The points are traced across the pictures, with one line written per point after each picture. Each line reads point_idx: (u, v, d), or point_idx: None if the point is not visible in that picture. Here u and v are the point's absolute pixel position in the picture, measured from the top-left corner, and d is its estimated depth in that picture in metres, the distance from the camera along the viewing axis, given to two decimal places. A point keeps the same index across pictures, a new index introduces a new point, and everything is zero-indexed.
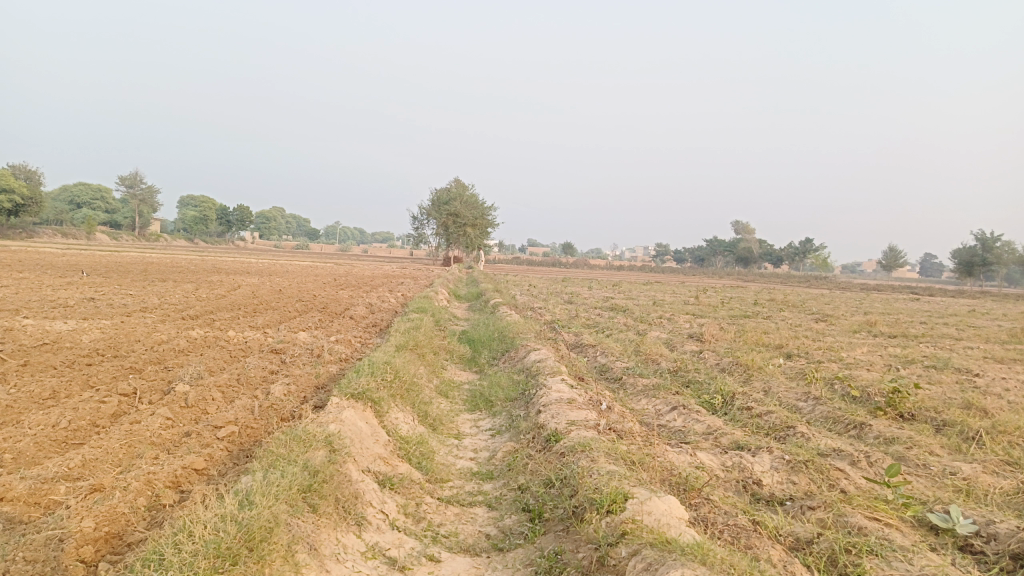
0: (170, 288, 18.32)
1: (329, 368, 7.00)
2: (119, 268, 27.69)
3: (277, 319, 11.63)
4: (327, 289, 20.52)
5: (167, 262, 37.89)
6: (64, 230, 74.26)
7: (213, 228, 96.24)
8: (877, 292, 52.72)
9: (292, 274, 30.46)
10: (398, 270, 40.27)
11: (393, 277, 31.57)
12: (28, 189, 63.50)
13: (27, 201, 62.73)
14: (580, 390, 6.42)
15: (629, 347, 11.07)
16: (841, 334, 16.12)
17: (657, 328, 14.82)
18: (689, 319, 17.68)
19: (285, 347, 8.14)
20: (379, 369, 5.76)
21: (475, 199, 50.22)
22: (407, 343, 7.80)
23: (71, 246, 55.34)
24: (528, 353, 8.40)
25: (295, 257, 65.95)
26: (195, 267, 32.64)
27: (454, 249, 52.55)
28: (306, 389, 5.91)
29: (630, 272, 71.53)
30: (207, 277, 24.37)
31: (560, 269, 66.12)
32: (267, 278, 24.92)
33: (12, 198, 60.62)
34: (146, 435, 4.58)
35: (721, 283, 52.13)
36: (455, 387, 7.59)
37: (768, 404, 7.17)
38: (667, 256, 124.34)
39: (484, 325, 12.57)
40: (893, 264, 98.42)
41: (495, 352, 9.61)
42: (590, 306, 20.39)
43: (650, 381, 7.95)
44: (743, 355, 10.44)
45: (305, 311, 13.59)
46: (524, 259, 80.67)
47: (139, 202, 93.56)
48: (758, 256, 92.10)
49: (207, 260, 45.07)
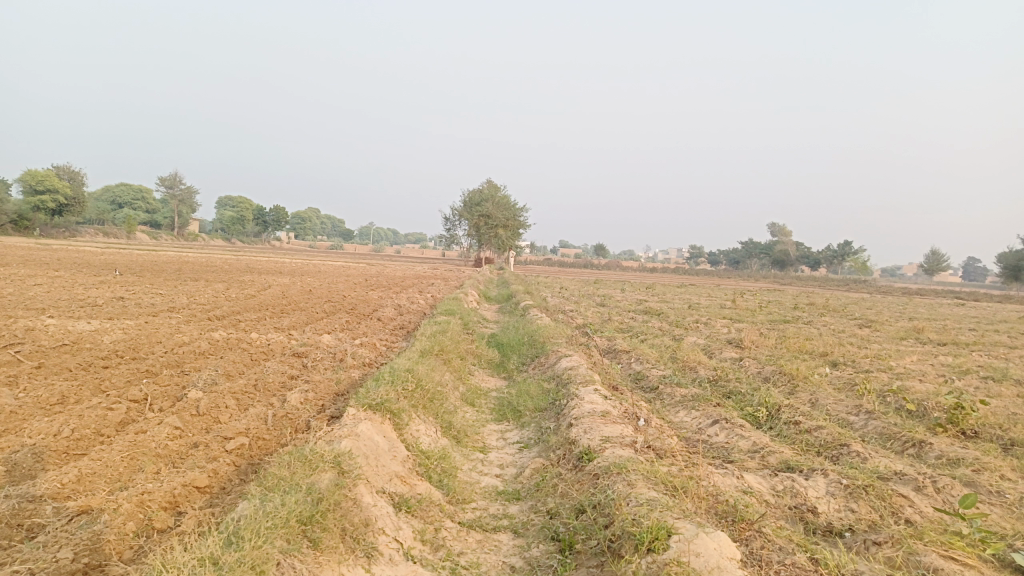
0: (201, 287, 18.28)
1: (351, 374, 6.69)
2: (155, 268, 27.95)
3: (303, 321, 11.41)
4: (356, 290, 20.35)
5: (202, 261, 38.24)
6: (105, 230, 75.78)
7: (249, 228, 97.54)
8: (919, 297, 51.17)
9: (323, 274, 30.48)
10: (430, 271, 40.05)
11: (424, 278, 31.39)
12: (71, 189, 64.84)
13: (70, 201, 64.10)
14: (614, 402, 6.02)
15: (664, 353, 10.63)
16: (887, 340, 15.42)
17: (693, 333, 14.32)
18: (726, 324, 17.12)
19: (307, 351, 7.86)
20: (400, 377, 5.42)
21: (507, 200, 49.91)
22: (431, 348, 7.47)
23: (110, 246, 56.24)
24: (559, 359, 8.02)
25: (329, 256, 66.44)
26: (228, 267, 32.80)
27: (485, 250, 52.32)
28: (324, 396, 5.60)
29: (663, 274, 70.66)
30: (239, 277, 24.40)
31: (592, 271, 65.57)
32: (298, 279, 24.88)
33: (55, 198, 61.95)
34: (151, 446, 4.29)
35: (757, 286, 51.08)
36: (482, 395, 7.24)
37: (817, 419, 6.68)
38: (700, 259, 122.77)
39: (514, 328, 12.21)
40: (935, 268, 95.79)
41: (525, 357, 9.25)
42: (623, 309, 19.91)
43: (688, 391, 7.51)
44: (786, 363, 9.92)
45: (332, 312, 13.37)
46: (556, 260, 80.14)
47: (177, 202, 95.15)
48: (795, 259, 90.36)
49: (241, 259, 45.49)
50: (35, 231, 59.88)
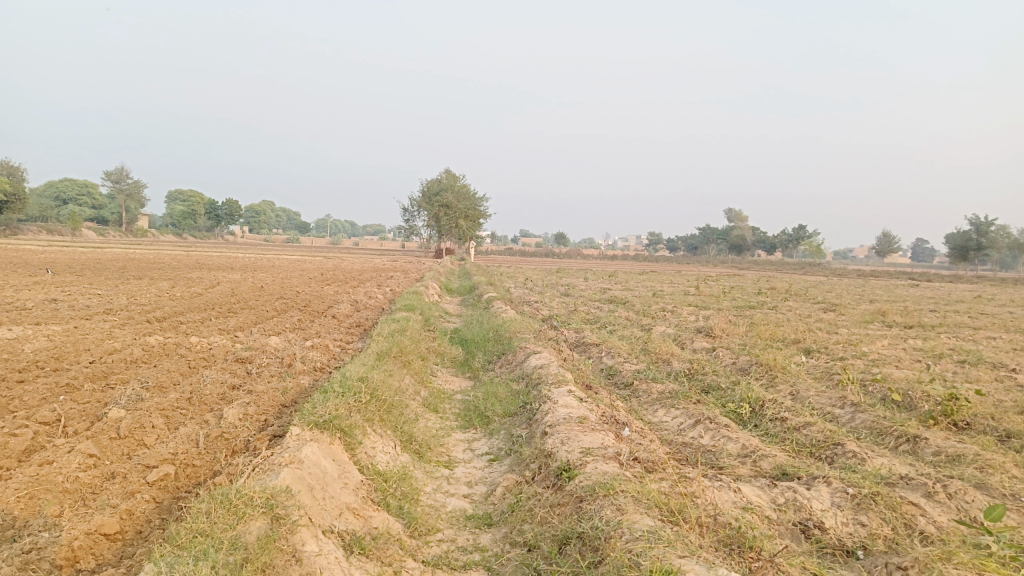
0: (145, 286, 17.28)
1: (299, 382, 6.06)
2: (98, 266, 26.61)
3: (252, 320, 10.68)
4: (312, 285, 19.52)
5: (151, 258, 36.74)
6: (49, 228, 72.76)
7: (202, 222, 94.90)
8: (874, 279, 52.07)
9: (278, 269, 29.47)
10: (389, 264, 39.06)
11: (382, 270, 30.58)
12: (10, 186, 61.94)
13: (9, 198, 61.26)
14: (591, 405, 5.52)
15: (635, 345, 10.19)
16: (854, 324, 15.29)
17: (661, 322, 13.95)
18: (693, 312, 16.83)
19: (252, 356, 7.19)
20: (353, 388, 4.83)
21: (466, 190, 49.16)
22: (389, 349, 6.87)
23: (54, 244, 53.94)
24: (528, 357, 7.50)
25: (284, 250, 64.78)
26: (177, 264, 31.53)
27: (446, 241, 51.59)
28: (268, 410, 4.98)
29: (623, 262, 70.86)
30: (187, 274, 23.28)
31: (553, 260, 65.36)
32: (251, 275, 23.90)
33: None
34: (57, 480, 3.63)
35: (716, 272, 51.31)
36: (445, 398, 6.68)
37: (803, 413, 6.29)
38: (659, 245, 123.78)
39: (478, 323, 11.64)
40: (886, 249, 98.02)
41: (490, 355, 8.70)
42: (588, 299, 19.50)
43: (666, 388, 7.05)
44: (761, 352, 9.55)
45: (284, 310, 12.61)
46: (517, 250, 79.63)
47: (125, 197, 91.97)
48: (752, 244, 91.49)
49: (192, 255, 43.94)
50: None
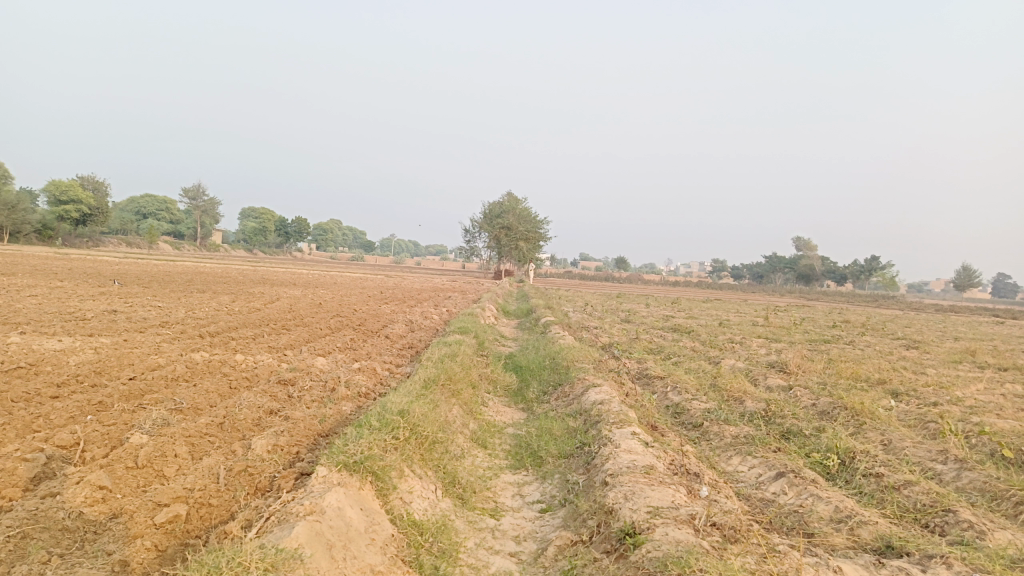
0: (206, 299, 17.39)
1: (339, 410, 5.64)
2: (166, 278, 27.21)
3: (303, 339, 10.41)
4: (368, 303, 19.34)
5: (218, 272, 37.59)
6: (128, 240, 75.91)
7: (270, 239, 97.57)
8: (953, 314, 49.35)
9: (338, 286, 29.63)
10: (448, 284, 38.95)
11: (441, 291, 30.41)
12: (94, 199, 64.81)
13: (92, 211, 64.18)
14: (658, 451, 4.91)
15: (703, 379, 9.46)
16: (942, 364, 14.11)
17: (729, 354, 13.13)
18: (762, 344, 15.90)
19: (295, 377, 6.83)
20: (393, 422, 4.36)
21: (528, 212, 48.88)
22: (437, 376, 6.39)
23: (131, 256, 56.08)
24: (586, 390, 6.91)
25: (347, 268, 65.77)
26: (243, 278, 32.11)
27: (506, 263, 51.35)
28: (300, 443, 4.55)
29: (685, 289, 69.30)
30: (249, 289, 23.50)
31: (613, 284, 64.38)
32: (311, 291, 23.99)
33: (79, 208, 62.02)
34: (57, 516, 3.25)
35: (784, 302, 49.42)
36: (495, 433, 6.15)
37: (901, 469, 5.52)
38: (723, 273, 121.03)
39: (534, 349, 11.10)
40: (966, 284, 93.17)
41: (546, 385, 8.13)
42: (650, 326, 18.74)
43: (740, 432, 6.35)
44: (843, 393, 8.71)
45: (337, 329, 12.33)
46: (577, 273, 78.85)
47: (200, 212, 95.45)
48: (821, 274, 88.41)
49: (258, 270, 44.87)
50: (58, 241, 59.94)
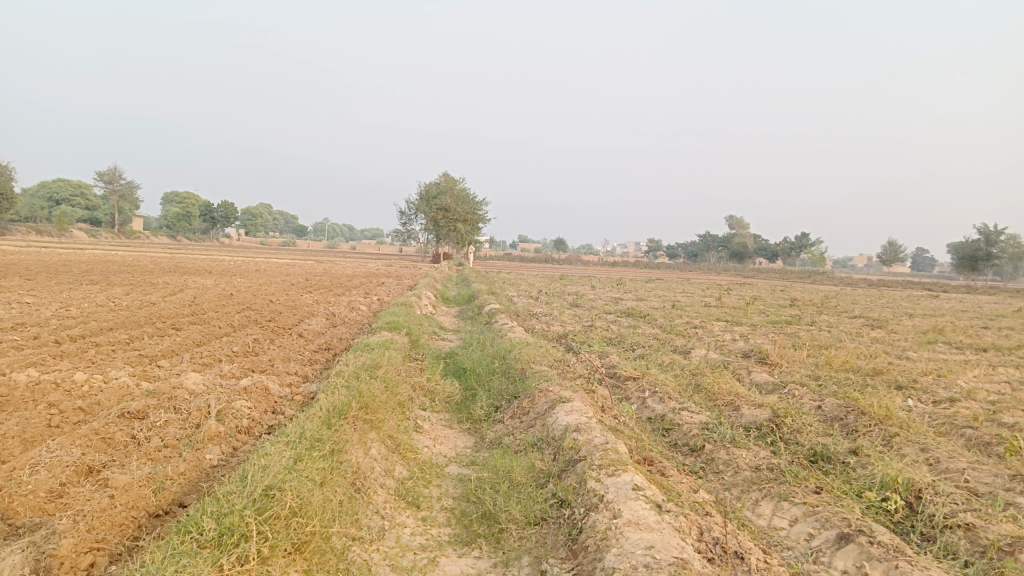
0: (95, 293, 14.99)
1: (197, 469, 3.83)
2: (64, 269, 24.26)
3: (193, 343, 8.42)
4: (290, 293, 17.21)
5: (130, 260, 34.41)
6: (36, 228, 70.41)
7: (196, 224, 92.67)
8: (885, 288, 50.15)
9: (261, 273, 27.21)
10: (383, 269, 36.66)
11: (373, 277, 28.26)
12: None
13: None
14: (676, 522, 3.27)
15: (682, 377, 7.91)
16: (917, 346, 13.06)
17: (696, 343, 11.72)
18: (724, 329, 14.62)
19: (149, 404, 4.90)
20: (252, 517, 2.56)
21: (465, 193, 46.98)
22: (348, 403, 4.56)
23: (37, 244, 51.53)
24: (553, 410, 5.23)
25: (276, 254, 62.59)
26: (155, 266, 29.23)
27: (443, 245, 49.37)
28: (100, 550, 2.71)
29: (624, 270, 68.83)
30: (157, 279, 20.95)
31: (553, 266, 63.24)
32: (228, 280, 21.61)
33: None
34: None
35: (724, 280, 48.99)
36: (432, 478, 4.39)
37: (989, 511, 4.04)
38: (659, 252, 121.68)
39: (478, 345, 9.33)
40: (892, 259, 95.93)
41: (496, 398, 6.41)
42: (601, 311, 17.27)
43: (759, 462, 4.81)
44: (849, 394, 7.28)
45: (242, 326, 10.32)
46: (515, 256, 77.45)
47: (116, 197, 89.77)
48: (755, 251, 89.56)
49: (176, 257, 41.59)
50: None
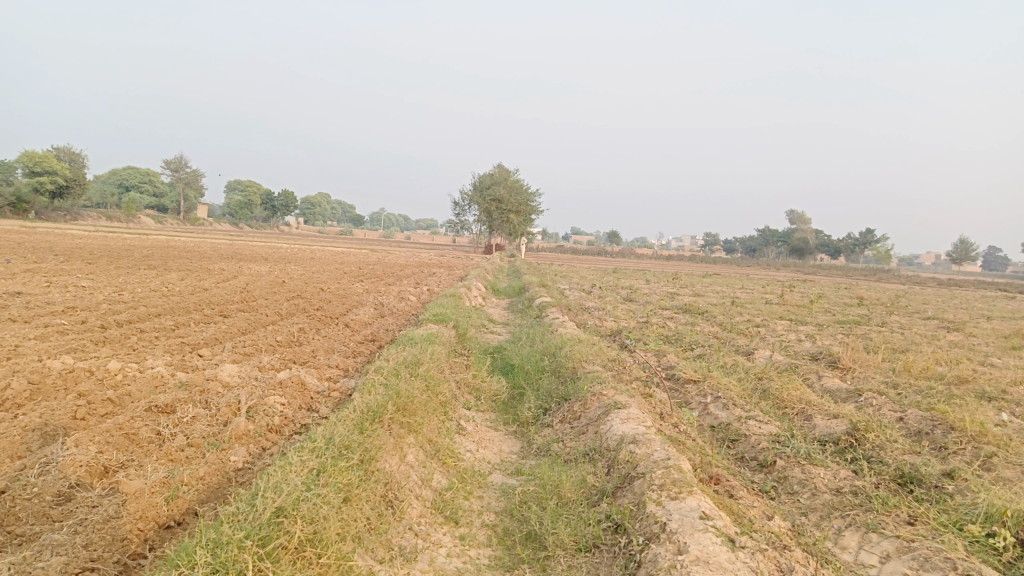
0: (151, 278, 15.12)
1: (219, 473, 3.52)
2: (126, 253, 24.79)
3: (237, 332, 8.23)
4: (341, 282, 17.11)
5: (191, 246, 35.13)
6: (106, 213, 72.94)
7: (256, 212, 94.73)
8: (956, 288, 47.81)
9: (315, 261, 27.36)
10: (435, 259, 36.60)
11: (425, 267, 28.17)
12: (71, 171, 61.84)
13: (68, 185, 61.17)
14: (753, 560, 2.80)
15: (746, 381, 7.35)
16: (1000, 352, 12.11)
17: (758, 343, 11.07)
18: (788, 328, 13.87)
19: (179, 397, 4.65)
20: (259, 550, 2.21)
21: (519, 183, 46.58)
22: (383, 404, 4.22)
23: (107, 230, 53.23)
24: (608, 418, 4.79)
25: (332, 241, 63.46)
26: (213, 252, 29.75)
27: (496, 236, 49.10)
28: None
29: (679, 265, 67.42)
30: (213, 264, 21.18)
31: (607, 259, 62.37)
32: (282, 268, 21.70)
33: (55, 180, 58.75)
34: None
35: (783, 276, 47.44)
36: (474, 489, 3.99)
37: None
38: (715, 246, 119.13)
39: (527, 340, 8.93)
40: (963, 258, 91.67)
41: (546, 399, 6.00)
42: (657, 306, 16.66)
43: (840, 484, 4.28)
44: (933, 407, 6.62)
45: (288, 315, 10.15)
46: (568, 248, 76.78)
47: (181, 184, 92.40)
48: (816, 247, 86.74)
49: (236, 244, 42.37)
50: (31, 215, 57.07)
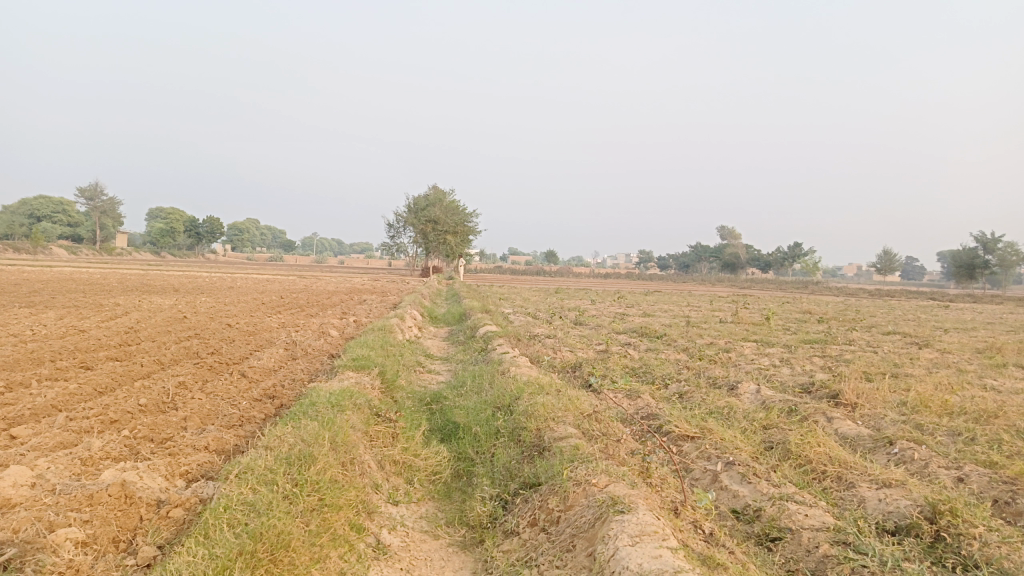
0: (20, 318, 12.70)
1: None
2: (13, 288, 21.86)
3: (88, 394, 6.25)
4: (257, 315, 15.02)
5: (97, 278, 31.93)
6: (12, 245, 67.68)
7: (179, 240, 90.21)
8: (886, 298, 48.59)
9: (235, 291, 24.94)
10: (368, 284, 34.62)
11: (356, 293, 26.13)
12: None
13: None
14: None
15: (752, 433, 5.83)
16: (987, 370, 11.10)
17: (736, 373, 9.67)
18: (756, 351, 12.62)
19: None
20: None
21: (455, 204, 45.04)
22: (233, 563, 2.45)
23: (6, 262, 48.77)
24: (607, 531, 3.13)
25: (258, 268, 60.32)
26: (119, 284, 26.84)
27: (432, 259, 47.27)
28: None
29: (617, 283, 66.94)
30: (111, 299, 18.64)
31: (545, 278, 61.25)
32: (192, 299, 19.35)
33: None
34: None
35: (721, 291, 47.28)
36: None
37: None
38: (650, 263, 119.97)
39: (473, 386, 7.22)
40: (886, 268, 94.74)
41: (505, 483, 4.31)
42: (611, 330, 15.24)
43: None
44: (994, 460, 5.22)
45: (172, 363, 8.15)
46: (505, 270, 75.48)
47: (97, 213, 87.19)
48: (748, 262, 88.06)
49: (150, 274, 39.12)
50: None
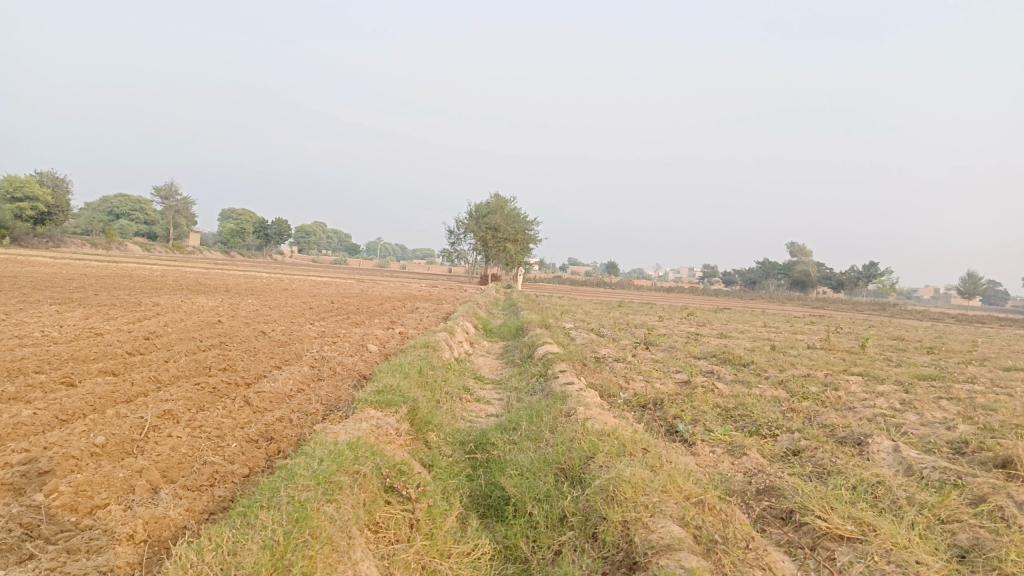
0: (44, 316, 11.73)
1: None
2: (65, 282, 21.36)
3: (39, 425, 4.90)
4: (298, 322, 13.77)
5: (157, 275, 31.68)
6: (87, 240, 69.61)
7: (245, 241, 91.70)
8: (978, 325, 44.67)
9: (286, 293, 23.99)
10: (424, 291, 33.39)
11: (411, 300, 24.87)
12: (56, 196, 58.76)
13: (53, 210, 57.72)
14: None
15: (929, 533, 4.04)
16: None
17: (855, 421, 7.80)
18: (866, 389, 10.63)
19: None
20: None
21: (516, 211, 43.65)
22: None
23: (77, 256, 49.73)
24: None
25: (319, 270, 60.29)
26: (175, 282, 26.31)
27: (490, 267, 45.91)
28: None
29: (679, 298, 64.33)
30: (156, 297, 17.78)
31: (606, 290, 59.25)
32: (239, 301, 18.33)
33: (38, 207, 55.56)
34: None
35: (795, 311, 44.39)
36: None
37: None
38: (715, 279, 116.03)
39: (531, 429, 5.62)
40: (971, 292, 88.65)
41: None
42: (688, 354, 13.41)
43: None
44: None
45: (171, 381, 6.82)
46: (565, 281, 73.70)
47: (170, 212, 89.54)
48: (820, 280, 83.89)
49: (209, 273, 38.94)
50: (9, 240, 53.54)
